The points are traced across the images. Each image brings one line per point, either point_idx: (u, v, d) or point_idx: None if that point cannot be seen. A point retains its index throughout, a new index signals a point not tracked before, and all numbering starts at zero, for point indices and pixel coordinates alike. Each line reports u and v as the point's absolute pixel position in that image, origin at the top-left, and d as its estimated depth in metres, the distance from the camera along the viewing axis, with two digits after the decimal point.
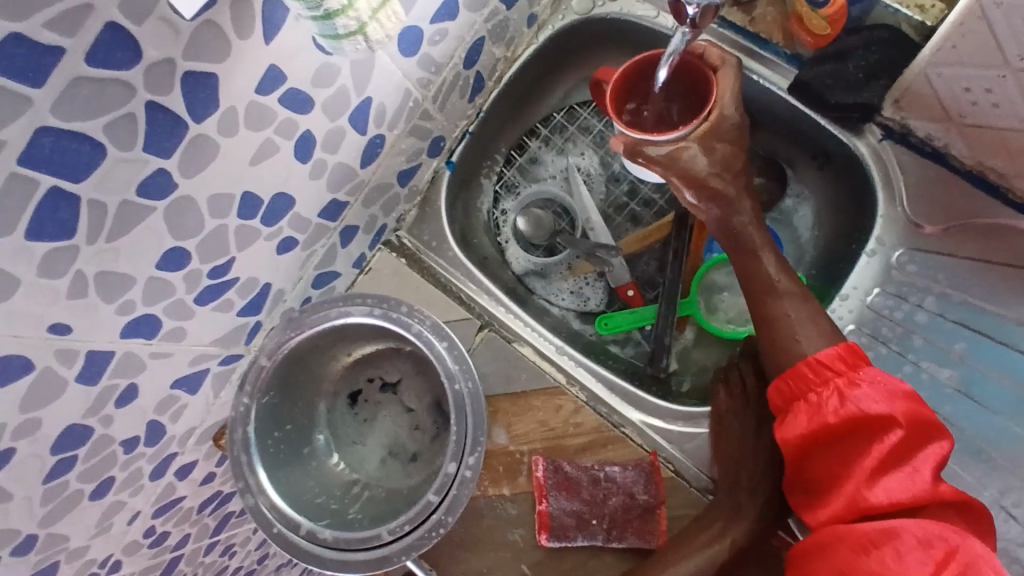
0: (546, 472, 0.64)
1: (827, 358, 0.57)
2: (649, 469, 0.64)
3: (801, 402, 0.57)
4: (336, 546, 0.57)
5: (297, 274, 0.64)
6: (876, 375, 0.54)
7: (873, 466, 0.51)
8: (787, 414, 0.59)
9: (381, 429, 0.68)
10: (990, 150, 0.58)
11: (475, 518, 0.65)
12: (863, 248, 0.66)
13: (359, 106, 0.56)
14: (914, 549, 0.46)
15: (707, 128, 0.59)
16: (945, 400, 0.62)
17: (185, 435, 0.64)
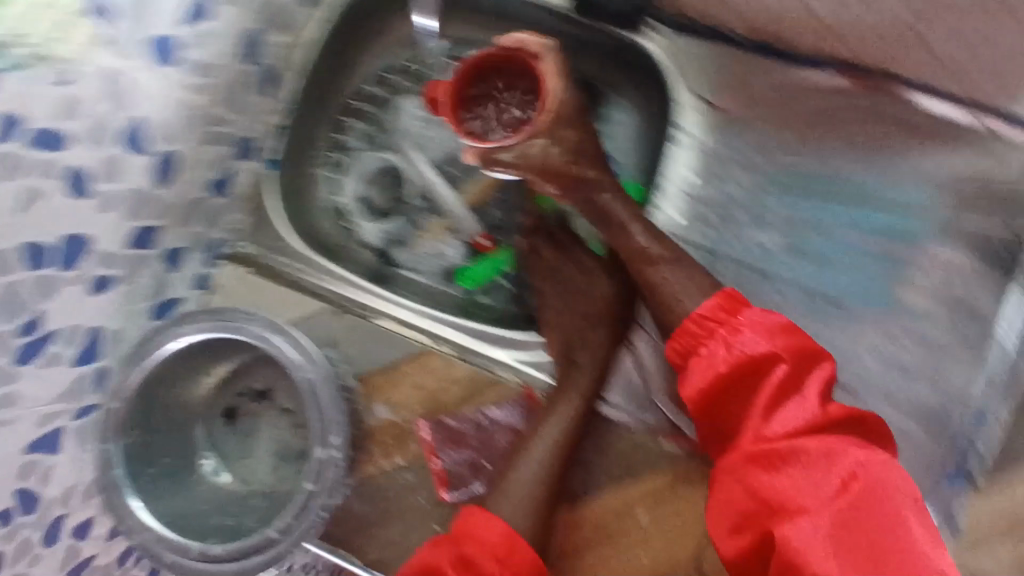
0: (432, 432, 0.66)
1: (708, 311, 0.56)
2: (524, 403, 0.67)
3: (694, 356, 0.56)
4: (229, 557, 0.58)
5: (130, 310, 0.63)
6: (753, 314, 0.54)
7: (770, 405, 0.52)
8: (683, 371, 0.57)
9: (265, 438, 0.68)
10: (758, 14, 0.59)
11: (379, 493, 0.68)
12: (673, 141, 0.66)
13: (124, 131, 0.56)
14: (820, 470, 0.50)
15: (549, 119, 0.53)
16: (780, 265, 0.62)
17: (66, 494, 0.60)
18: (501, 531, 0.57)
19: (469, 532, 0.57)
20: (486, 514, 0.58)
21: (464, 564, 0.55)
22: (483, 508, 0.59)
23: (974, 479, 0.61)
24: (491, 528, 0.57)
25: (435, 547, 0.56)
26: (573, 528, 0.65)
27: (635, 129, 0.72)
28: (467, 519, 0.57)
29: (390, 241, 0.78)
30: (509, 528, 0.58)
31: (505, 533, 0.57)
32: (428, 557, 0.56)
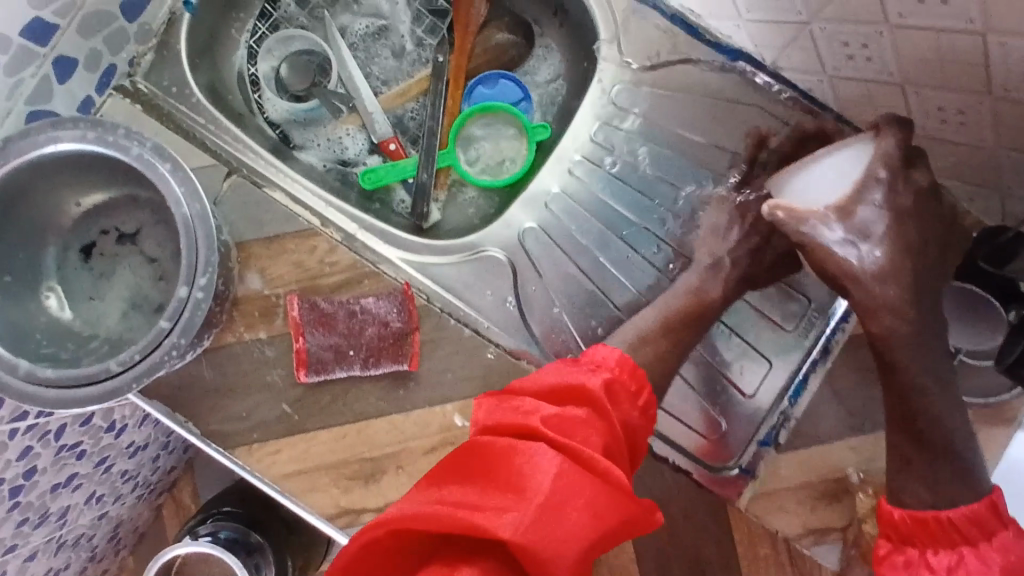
0: (303, 311, 0.66)
1: (961, 518, 0.55)
2: (401, 298, 0.66)
3: (915, 553, 0.56)
4: (60, 384, 0.54)
5: (5, 106, 0.57)
6: (1000, 547, 0.53)
7: None
8: (898, 554, 0.57)
9: (120, 282, 0.64)
10: None
11: (233, 365, 0.66)
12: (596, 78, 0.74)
13: None
14: (991, 554, 0.53)
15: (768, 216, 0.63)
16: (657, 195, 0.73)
17: None
18: (617, 354, 0.58)
19: (591, 357, 0.58)
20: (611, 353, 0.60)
21: (610, 391, 0.54)
22: (641, 377, 0.58)
23: (777, 442, 0.68)
24: (605, 353, 0.58)
25: (562, 367, 0.54)
26: (423, 428, 0.65)
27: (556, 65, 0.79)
28: (590, 351, 0.59)
29: (296, 122, 0.77)
30: (627, 358, 0.58)
31: (626, 363, 0.57)
32: (565, 373, 0.53)
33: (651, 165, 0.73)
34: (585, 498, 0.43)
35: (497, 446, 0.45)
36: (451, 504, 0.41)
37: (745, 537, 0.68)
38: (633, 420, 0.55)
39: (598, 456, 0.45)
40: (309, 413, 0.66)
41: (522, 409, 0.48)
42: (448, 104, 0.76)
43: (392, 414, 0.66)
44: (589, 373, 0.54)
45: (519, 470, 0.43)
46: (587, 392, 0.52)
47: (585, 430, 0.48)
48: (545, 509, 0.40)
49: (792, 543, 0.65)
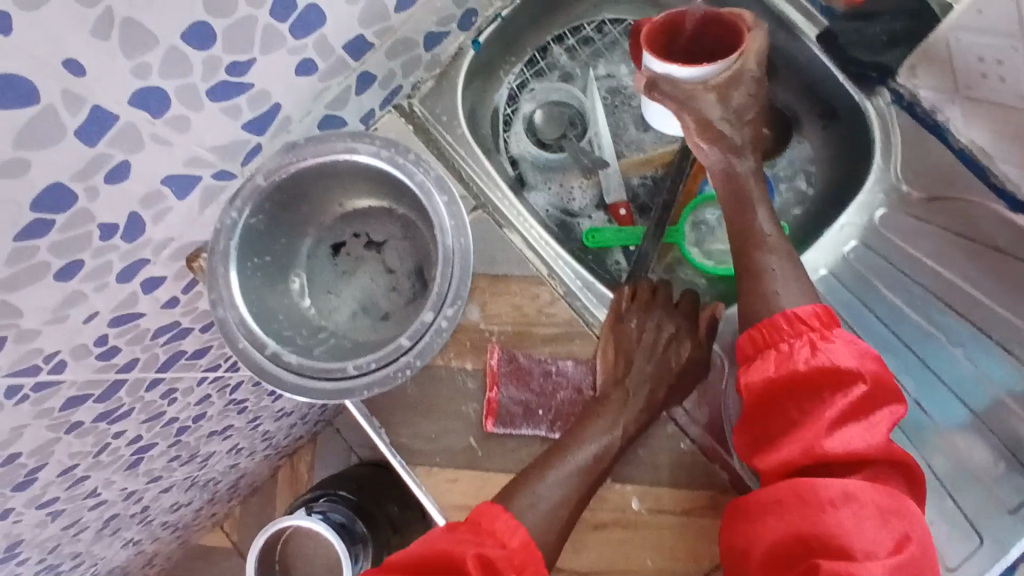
0: (501, 360, 0.67)
1: (805, 317, 0.58)
2: (599, 368, 0.67)
3: (772, 351, 0.57)
4: (299, 371, 0.58)
5: (308, 106, 0.62)
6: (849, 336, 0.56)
7: (836, 419, 0.52)
8: (754, 362, 0.58)
9: (357, 284, 0.68)
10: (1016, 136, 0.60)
11: (433, 386, 0.68)
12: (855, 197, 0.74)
13: None
14: (860, 431, 0.52)
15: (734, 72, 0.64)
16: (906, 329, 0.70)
17: (151, 197, 0.57)
18: (522, 538, 0.56)
19: (489, 526, 0.56)
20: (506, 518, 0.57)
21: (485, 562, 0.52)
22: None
23: None
24: (512, 530, 0.56)
25: (449, 533, 0.54)
26: (599, 505, 0.65)
27: (804, 166, 0.81)
28: (484, 510, 0.57)
29: (536, 167, 0.79)
30: (530, 543, 0.56)
31: (524, 543, 0.56)
32: (446, 541, 0.53)
33: (890, 288, 0.71)
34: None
35: None
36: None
37: None
38: None
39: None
40: (492, 454, 0.66)
41: None
42: (689, 184, 0.76)
43: None
44: (481, 542, 0.54)
45: None
46: (466, 565, 0.51)
47: None
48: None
49: None
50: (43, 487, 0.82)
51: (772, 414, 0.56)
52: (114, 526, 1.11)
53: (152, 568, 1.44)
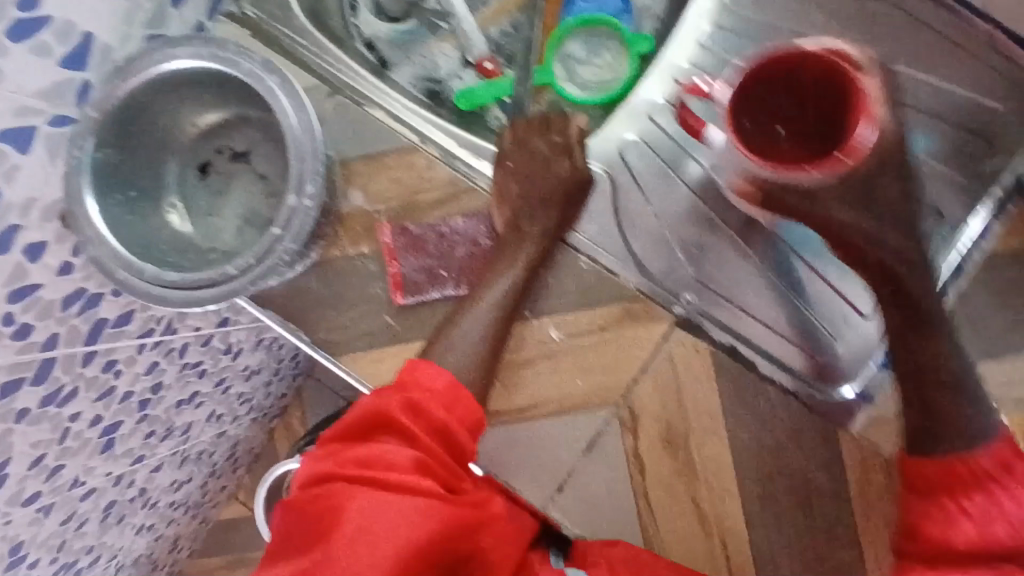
0: (394, 236, 0.67)
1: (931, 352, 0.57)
2: (489, 216, 0.67)
3: (952, 463, 0.52)
4: (182, 287, 0.58)
5: (125, 30, 0.60)
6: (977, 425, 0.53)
7: (1013, 510, 0.49)
8: (915, 478, 0.53)
9: (235, 198, 0.69)
10: None
11: (337, 277, 0.68)
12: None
13: None
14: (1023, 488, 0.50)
15: None
16: None
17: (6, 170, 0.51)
18: (445, 379, 0.55)
19: (417, 379, 0.55)
20: (430, 366, 0.57)
21: (413, 410, 0.54)
22: (478, 418, 0.57)
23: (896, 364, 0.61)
24: (435, 375, 0.55)
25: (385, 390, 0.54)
26: (521, 343, 0.66)
27: None
28: (415, 368, 0.56)
29: (394, 46, 0.78)
30: (457, 381, 0.56)
31: (450, 384, 0.55)
32: (382, 401, 0.53)
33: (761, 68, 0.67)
34: (409, 533, 0.49)
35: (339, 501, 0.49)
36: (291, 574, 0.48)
37: (858, 463, 0.64)
38: (457, 437, 0.54)
39: (420, 499, 0.49)
40: (409, 326, 0.67)
41: (363, 462, 0.51)
42: (545, 20, 0.75)
43: None
44: (405, 395, 0.54)
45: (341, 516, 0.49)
46: (398, 427, 0.52)
47: (395, 456, 0.51)
48: (358, 533, 0.48)
49: None
50: (19, 484, 0.85)
51: (931, 497, 0.52)
52: (117, 513, 1.16)
53: (180, 550, 1.50)
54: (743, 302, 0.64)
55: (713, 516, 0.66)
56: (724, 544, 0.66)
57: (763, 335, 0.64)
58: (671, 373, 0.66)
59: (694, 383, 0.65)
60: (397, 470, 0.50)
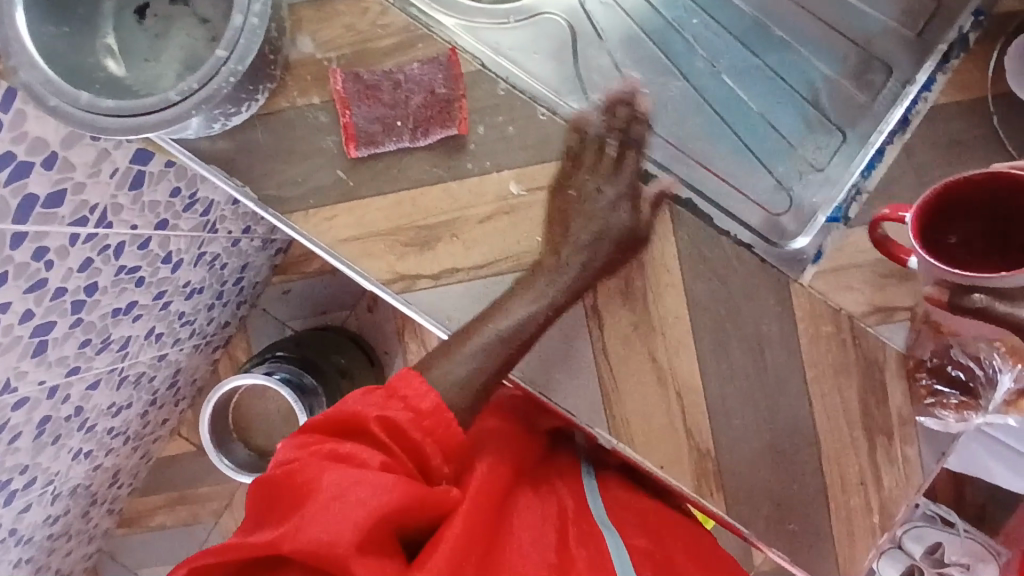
0: (346, 83, 0.64)
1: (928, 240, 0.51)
2: (446, 63, 0.64)
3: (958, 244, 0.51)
4: (120, 115, 0.55)
5: None
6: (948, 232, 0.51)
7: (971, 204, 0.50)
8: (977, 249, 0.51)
9: (175, 44, 0.65)
10: None
11: (286, 129, 0.65)
12: None
13: None
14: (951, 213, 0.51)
15: None
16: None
17: None
18: (429, 397, 0.54)
19: (400, 390, 0.54)
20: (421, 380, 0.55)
21: (392, 427, 0.53)
22: (415, 370, 0.56)
23: (848, 216, 0.67)
24: (424, 393, 0.54)
25: (351, 392, 0.53)
26: (477, 198, 0.65)
27: None
28: (398, 374, 0.55)
29: None
30: (441, 398, 0.54)
31: (434, 405, 0.54)
32: (362, 403, 0.53)
33: None
34: (379, 509, 0.48)
35: (292, 473, 0.49)
36: (235, 543, 0.47)
37: (807, 314, 0.65)
38: (432, 460, 0.54)
39: (389, 480, 0.49)
40: (363, 180, 0.65)
41: (310, 432, 0.52)
42: None
43: (448, 182, 0.65)
44: (384, 407, 0.53)
45: (302, 482, 0.49)
46: (373, 430, 0.52)
47: (363, 452, 0.50)
48: (320, 517, 0.47)
49: (856, 320, 0.65)
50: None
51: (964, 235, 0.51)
52: (52, 432, 1.10)
53: (122, 483, 1.45)
54: (703, 152, 0.71)
55: (670, 367, 0.65)
56: (680, 399, 0.65)
57: (722, 186, 0.70)
58: (630, 227, 0.65)
59: (651, 235, 0.65)
60: (369, 465, 0.50)
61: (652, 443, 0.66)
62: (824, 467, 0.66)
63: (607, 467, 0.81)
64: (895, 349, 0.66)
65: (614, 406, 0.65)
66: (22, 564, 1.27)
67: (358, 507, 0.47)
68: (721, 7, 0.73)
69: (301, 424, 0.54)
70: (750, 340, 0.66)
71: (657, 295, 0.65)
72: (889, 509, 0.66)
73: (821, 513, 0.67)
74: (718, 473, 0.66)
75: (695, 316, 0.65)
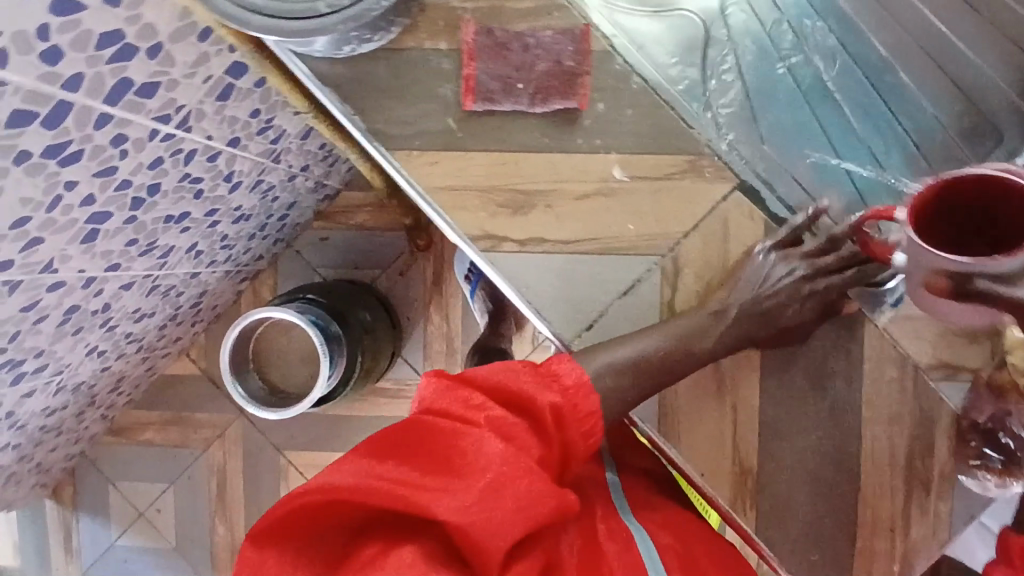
0: (477, 36, 0.64)
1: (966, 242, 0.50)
2: (579, 37, 0.64)
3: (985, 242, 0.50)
4: (264, 16, 0.56)
5: None
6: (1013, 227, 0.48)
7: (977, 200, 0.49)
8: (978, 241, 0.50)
9: None
10: None
11: (407, 68, 0.65)
12: None
13: None
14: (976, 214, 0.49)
15: None
16: (871, 12, 0.76)
17: None
18: (585, 389, 0.57)
19: (555, 369, 0.57)
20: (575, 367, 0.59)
21: (554, 412, 0.55)
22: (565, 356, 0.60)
23: None
24: (572, 371, 0.58)
25: (514, 367, 0.55)
26: (580, 176, 0.66)
27: None
28: (552, 361, 0.58)
29: None
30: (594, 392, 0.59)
31: (586, 392, 0.58)
32: (526, 388, 0.54)
33: None
34: (528, 501, 0.50)
35: (456, 436, 0.50)
36: (391, 486, 0.48)
37: (874, 355, 0.66)
38: (575, 448, 0.57)
39: (536, 479, 0.51)
40: (472, 133, 0.66)
41: (472, 402, 0.52)
42: None
43: (552, 152, 0.66)
44: (547, 387, 0.56)
45: (463, 454, 0.50)
46: (533, 418, 0.54)
47: (525, 436, 0.52)
48: (484, 495, 0.48)
49: (921, 372, 0.66)
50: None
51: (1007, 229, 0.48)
52: (75, 324, 1.08)
53: (121, 395, 1.42)
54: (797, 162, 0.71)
55: (730, 384, 0.66)
56: (734, 412, 0.67)
57: (801, 191, 0.69)
58: (722, 233, 0.66)
59: (741, 246, 0.66)
60: (527, 453, 0.51)
61: (699, 450, 0.67)
62: (857, 506, 0.67)
63: (629, 467, 0.79)
64: (951, 408, 0.66)
65: (668, 405, 0.66)
66: (8, 450, 1.22)
67: (506, 502, 0.49)
68: (854, 35, 0.75)
69: (463, 379, 0.55)
70: (812, 370, 0.67)
71: None
72: (910, 557, 0.68)
73: (846, 551, 0.68)
74: (756, 492, 0.67)
75: (757, 330, 0.64)
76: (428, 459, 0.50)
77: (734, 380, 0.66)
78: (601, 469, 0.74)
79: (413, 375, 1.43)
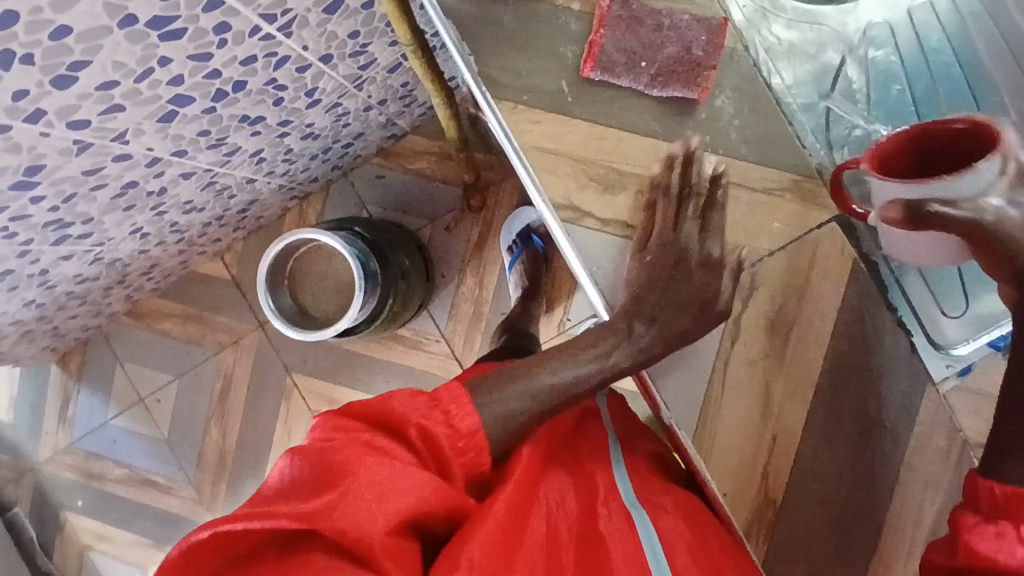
0: (613, 5, 0.63)
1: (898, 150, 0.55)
2: (714, 30, 0.64)
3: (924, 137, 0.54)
4: None
5: None
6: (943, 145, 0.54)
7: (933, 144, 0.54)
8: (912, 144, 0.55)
9: None
10: None
11: (534, 21, 0.64)
12: None
13: None
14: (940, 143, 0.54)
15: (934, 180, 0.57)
16: None
17: None
18: (463, 413, 0.54)
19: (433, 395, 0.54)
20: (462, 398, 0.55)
21: (431, 435, 0.52)
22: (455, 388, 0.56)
23: None
24: (466, 414, 0.54)
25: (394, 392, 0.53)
26: None
27: None
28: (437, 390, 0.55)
29: None
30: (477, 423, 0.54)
31: (471, 427, 0.54)
32: (407, 406, 0.51)
33: None
34: (411, 507, 0.48)
35: (327, 452, 0.47)
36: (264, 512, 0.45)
37: (928, 421, 0.66)
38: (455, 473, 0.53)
39: (424, 482, 0.48)
40: (582, 102, 0.65)
41: (345, 426, 0.49)
42: None
43: (658, 139, 0.65)
44: (426, 410, 0.52)
45: (335, 468, 0.46)
46: (412, 433, 0.51)
47: (398, 451, 0.49)
48: (349, 502, 0.45)
49: None
50: (78, 100, 0.69)
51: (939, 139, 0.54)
52: (129, 200, 1.00)
53: (141, 289, 1.35)
54: None
55: (777, 410, 0.67)
56: (773, 435, 0.68)
57: None
58: (808, 264, 0.66)
59: (822, 282, 0.66)
60: (402, 462, 0.48)
61: (728, 463, 0.68)
62: (871, 559, 0.68)
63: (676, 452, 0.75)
64: None
65: (709, 417, 0.67)
66: (31, 306, 1.14)
67: (387, 504, 0.46)
68: None
69: (339, 410, 0.52)
70: (860, 420, 0.67)
71: (800, 337, 0.67)
72: None
73: None
74: (773, 511, 0.69)
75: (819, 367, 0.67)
76: (302, 480, 0.46)
77: (779, 407, 0.67)
78: (605, 439, 0.67)
79: (433, 331, 1.36)
